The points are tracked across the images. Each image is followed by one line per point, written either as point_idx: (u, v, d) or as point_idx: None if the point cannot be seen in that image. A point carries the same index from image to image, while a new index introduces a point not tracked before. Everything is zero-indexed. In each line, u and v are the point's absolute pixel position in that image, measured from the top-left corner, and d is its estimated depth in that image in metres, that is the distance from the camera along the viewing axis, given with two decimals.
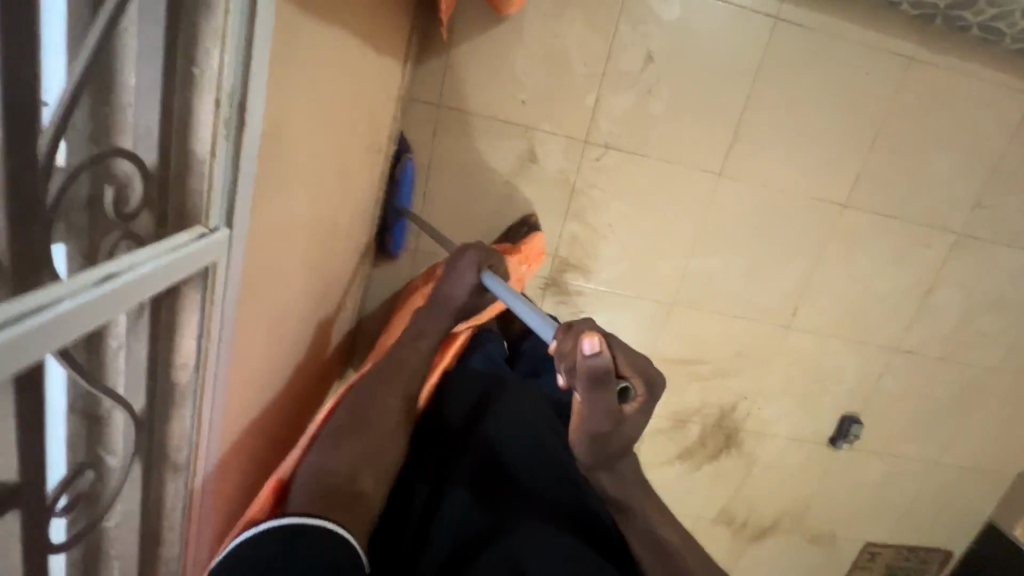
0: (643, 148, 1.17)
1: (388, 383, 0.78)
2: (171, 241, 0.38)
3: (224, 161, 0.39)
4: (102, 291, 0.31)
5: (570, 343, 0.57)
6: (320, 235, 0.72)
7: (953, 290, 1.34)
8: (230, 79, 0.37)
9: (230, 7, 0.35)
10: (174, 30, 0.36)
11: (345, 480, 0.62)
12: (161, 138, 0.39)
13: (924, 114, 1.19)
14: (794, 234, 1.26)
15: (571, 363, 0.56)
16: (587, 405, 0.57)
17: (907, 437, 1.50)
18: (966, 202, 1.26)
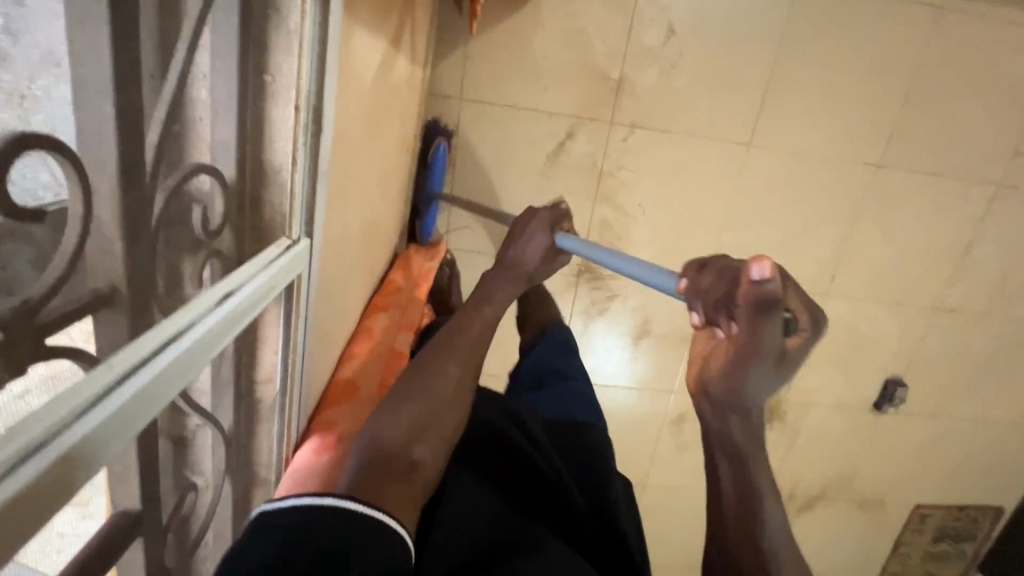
0: (670, 125, 1.14)
1: (448, 346, 0.60)
2: (262, 256, 0.39)
3: (305, 168, 0.38)
4: (207, 323, 0.32)
5: (713, 277, 0.49)
6: (370, 240, 0.71)
7: (994, 244, 1.31)
8: (306, 82, 0.36)
9: (307, 7, 0.34)
10: (247, 40, 0.36)
11: (400, 450, 0.47)
12: (239, 151, 0.38)
13: (958, 64, 1.15)
14: (829, 200, 1.24)
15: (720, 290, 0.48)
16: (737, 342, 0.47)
17: (952, 397, 1.48)
18: (1005, 152, 1.23)
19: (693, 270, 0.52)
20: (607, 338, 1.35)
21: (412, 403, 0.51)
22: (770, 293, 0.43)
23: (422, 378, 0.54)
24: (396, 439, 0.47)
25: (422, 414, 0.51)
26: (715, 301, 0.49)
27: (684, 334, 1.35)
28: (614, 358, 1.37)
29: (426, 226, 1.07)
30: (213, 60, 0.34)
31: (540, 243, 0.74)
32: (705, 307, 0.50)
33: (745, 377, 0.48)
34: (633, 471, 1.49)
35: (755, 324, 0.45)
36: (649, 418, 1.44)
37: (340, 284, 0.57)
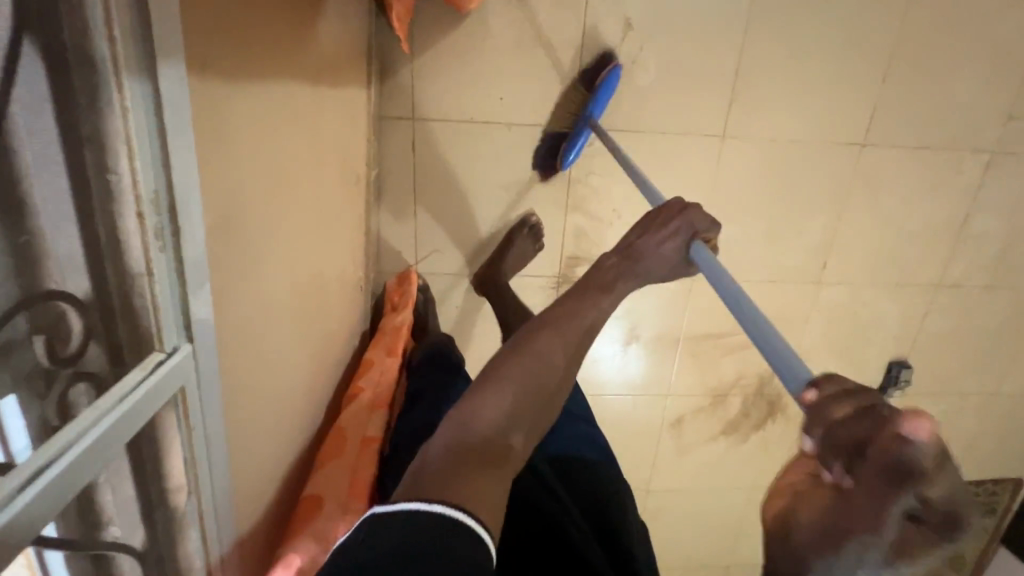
0: (636, 124, 1.08)
1: (553, 330, 0.56)
2: (122, 383, 0.34)
3: (167, 270, 0.35)
4: (38, 485, 0.27)
5: (850, 409, 0.36)
6: (312, 295, 0.67)
7: (993, 213, 1.24)
8: (148, 182, 0.32)
9: (129, 102, 0.30)
10: (74, 142, 0.31)
11: (493, 433, 0.49)
12: (90, 260, 0.34)
13: (939, 28, 1.07)
14: (813, 184, 1.17)
15: (852, 431, 0.35)
16: (843, 498, 0.35)
17: (961, 374, 1.42)
18: (997, 117, 1.16)
19: (825, 383, 0.39)
20: (596, 348, 1.30)
21: (510, 390, 0.51)
22: (917, 465, 0.32)
23: (529, 355, 0.54)
24: (491, 423, 0.49)
25: (522, 401, 0.51)
26: (842, 446, 0.35)
27: (675, 335, 1.30)
28: (605, 366, 1.32)
29: (467, 168, 1.05)
30: (34, 173, 0.31)
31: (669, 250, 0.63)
32: (822, 442, 0.37)
33: (844, 552, 0.36)
34: (637, 477, 1.46)
35: (881, 503, 0.33)
36: (647, 424, 1.40)
37: (267, 361, 0.52)
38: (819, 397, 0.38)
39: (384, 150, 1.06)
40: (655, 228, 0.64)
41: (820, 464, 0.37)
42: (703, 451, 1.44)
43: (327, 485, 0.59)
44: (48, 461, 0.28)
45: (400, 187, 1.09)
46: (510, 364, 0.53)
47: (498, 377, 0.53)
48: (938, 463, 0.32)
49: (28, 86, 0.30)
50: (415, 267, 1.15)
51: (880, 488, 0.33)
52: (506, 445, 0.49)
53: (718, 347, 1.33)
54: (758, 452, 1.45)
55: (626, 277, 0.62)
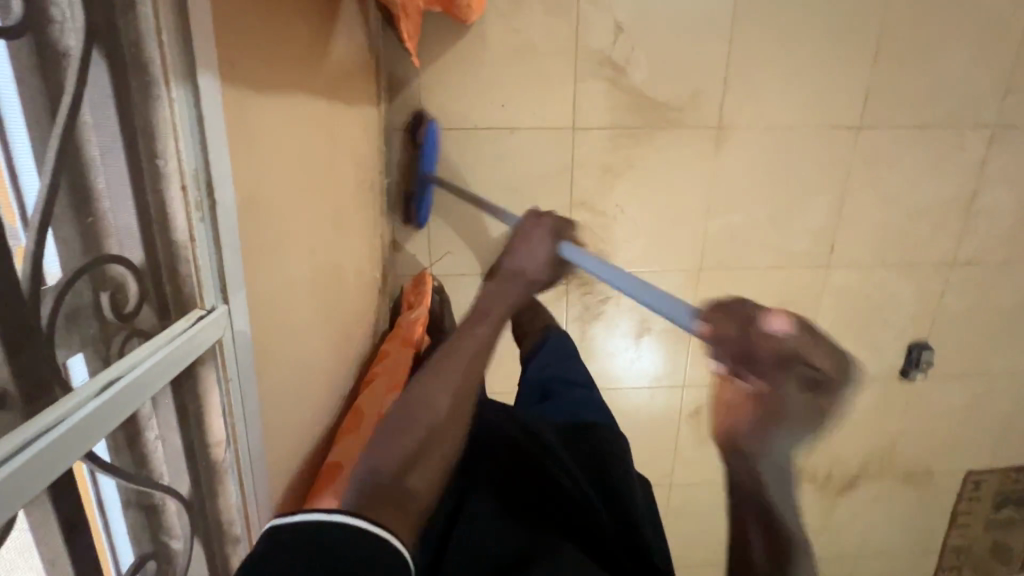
0: (633, 121, 1.13)
1: (440, 369, 0.58)
2: (167, 333, 0.40)
3: (206, 239, 0.41)
4: (97, 403, 0.33)
5: (732, 320, 0.48)
6: (331, 285, 0.73)
7: (1001, 187, 1.24)
8: (190, 162, 0.39)
9: (173, 97, 0.37)
10: (132, 131, 0.38)
11: (394, 480, 0.49)
12: (144, 236, 0.40)
13: (927, 8, 1.10)
14: (814, 168, 1.20)
15: (738, 342, 0.47)
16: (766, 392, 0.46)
17: (985, 353, 1.40)
18: (995, 92, 1.17)
19: (712, 313, 0.50)
20: (609, 342, 1.33)
21: (396, 439, 0.51)
22: (785, 351, 0.45)
23: (418, 397, 0.55)
24: (390, 470, 0.49)
25: (415, 443, 0.52)
26: (734, 352, 0.48)
27: None
28: (620, 359, 1.35)
29: (421, 207, 1.14)
30: (103, 156, 0.37)
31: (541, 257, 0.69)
32: (727, 355, 0.48)
33: (775, 439, 0.48)
34: (658, 472, 1.46)
35: (776, 384, 0.46)
36: (665, 416, 1.41)
37: (291, 336, 0.58)
38: (711, 326, 0.50)
39: (396, 161, 1.14)
40: (524, 242, 0.71)
41: (738, 376, 0.48)
42: None
43: (347, 455, 0.65)
44: (111, 381, 0.35)
45: (413, 194, 1.16)
46: (405, 408, 0.54)
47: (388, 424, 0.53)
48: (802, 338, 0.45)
49: (96, 84, 0.36)
50: (429, 268, 1.21)
51: (769, 368, 0.46)
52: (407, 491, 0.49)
53: None
54: None
55: (501, 292, 0.67)
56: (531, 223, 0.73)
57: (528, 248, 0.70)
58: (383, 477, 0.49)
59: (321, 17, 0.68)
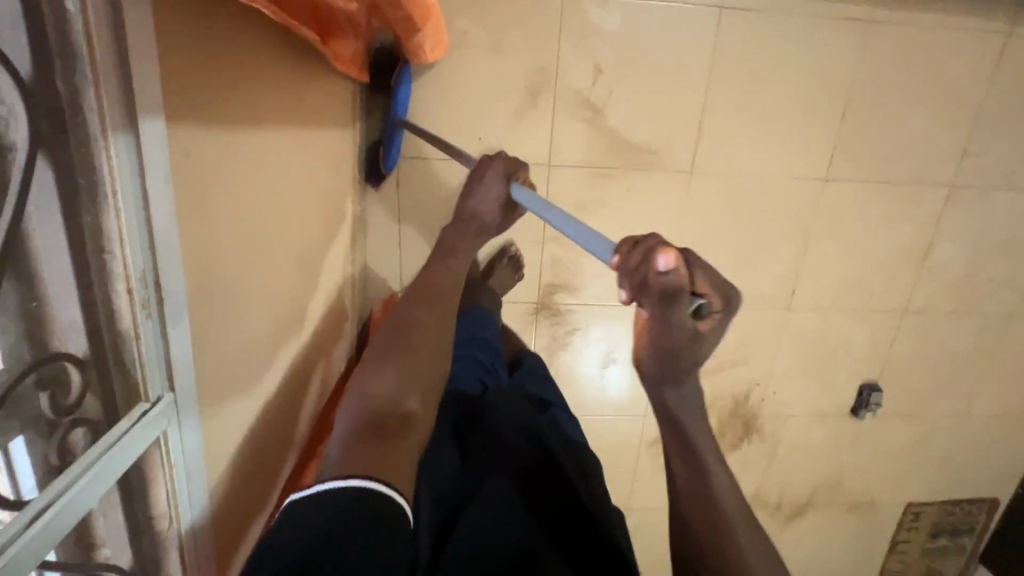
0: (609, 162, 1.15)
1: (420, 310, 0.81)
2: (112, 431, 0.41)
3: (154, 334, 0.42)
4: (39, 525, 0.34)
5: (638, 257, 0.54)
6: (291, 330, 0.73)
7: (954, 243, 1.30)
8: (138, 265, 0.40)
9: (122, 206, 0.38)
10: (78, 233, 0.38)
11: (388, 403, 0.70)
12: (90, 325, 0.40)
13: (895, 71, 1.13)
14: (780, 215, 1.23)
15: (637, 274, 0.53)
16: (654, 318, 0.55)
17: (931, 396, 1.47)
18: (954, 154, 1.21)
19: (625, 248, 0.56)
20: (576, 370, 1.35)
21: (389, 370, 0.73)
22: (675, 283, 0.52)
23: (402, 334, 0.78)
24: (385, 393, 0.71)
25: (406, 372, 0.74)
26: (634, 283, 0.54)
27: None
28: (586, 388, 1.38)
29: (387, 157, 1.07)
30: (45, 256, 0.37)
31: (491, 198, 0.86)
32: (629, 287, 0.55)
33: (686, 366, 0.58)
34: (617, 496, 1.50)
35: (666, 311, 0.53)
36: (627, 443, 1.45)
37: (246, 393, 0.59)
38: (622, 259, 0.56)
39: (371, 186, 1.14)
40: (478, 188, 0.87)
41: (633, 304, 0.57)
42: None
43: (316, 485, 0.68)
44: (57, 494, 0.36)
45: (387, 219, 1.16)
46: (392, 341, 0.77)
47: (387, 352, 0.76)
48: (684, 274, 0.52)
49: (41, 185, 0.36)
50: (399, 292, 1.21)
51: (656, 297, 0.53)
52: (399, 404, 0.70)
53: None
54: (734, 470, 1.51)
55: (461, 236, 0.89)
56: (483, 167, 0.87)
57: (479, 192, 0.86)
58: (388, 396, 0.71)
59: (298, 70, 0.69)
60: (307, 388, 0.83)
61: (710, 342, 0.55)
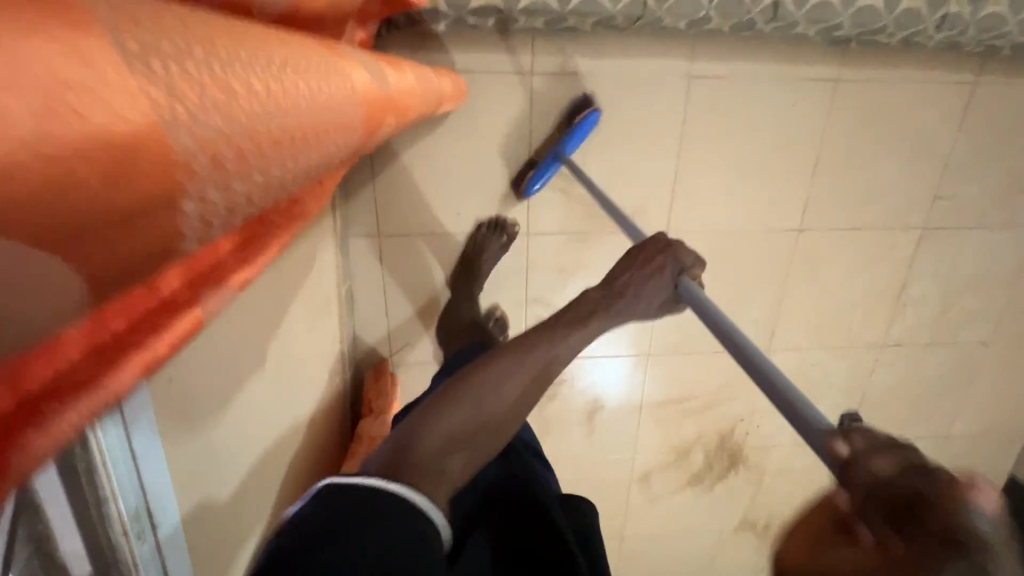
0: (586, 227, 1.18)
1: (508, 362, 0.57)
2: None
3: (150, 554, 0.50)
4: None
5: (891, 465, 0.34)
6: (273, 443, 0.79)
7: (928, 281, 1.33)
8: (129, 500, 0.47)
9: (110, 466, 0.44)
10: (75, 490, 0.44)
11: (430, 461, 0.51)
12: (92, 556, 0.47)
13: (863, 125, 1.15)
14: (756, 266, 1.27)
15: (891, 489, 0.33)
16: (890, 553, 0.31)
17: (911, 420, 1.52)
18: (925, 198, 1.24)
19: (858, 440, 0.36)
20: (565, 415, 1.40)
21: (452, 415, 0.54)
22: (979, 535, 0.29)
23: (488, 377, 0.56)
24: (434, 444, 0.52)
25: (470, 426, 0.54)
26: (881, 503, 0.33)
27: (638, 401, 1.40)
28: (574, 432, 1.42)
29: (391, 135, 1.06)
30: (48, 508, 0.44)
31: (656, 293, 0.63)
32: (867, 495, 0.33)
33: None
34: (611, 527, 1.56)
35: (928, 557, 0.30)
36: (617, 480, 1.50)
37: (230, 523, 0.66)
38: (857, 449, 0.36)
39: (354, 262, 1.17)
40: (644, 266, 0.63)
41: (853, 512, 0.34)
42: (671, 500, 1.54)
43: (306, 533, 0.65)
44: None
45: (373, 291, 1.20)
46: (473, 380, 0.56)
47: (462, 383, 0.56)
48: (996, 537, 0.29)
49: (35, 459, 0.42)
50: (389, 358, 1.26)
51: (930, 538, 0.30)
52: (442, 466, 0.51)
53: (678, 410, 1.43)
54: (722, 499, 1.56)
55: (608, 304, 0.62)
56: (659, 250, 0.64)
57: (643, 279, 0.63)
58: (429, 455, 0.51)
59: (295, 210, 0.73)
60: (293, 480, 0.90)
61: None
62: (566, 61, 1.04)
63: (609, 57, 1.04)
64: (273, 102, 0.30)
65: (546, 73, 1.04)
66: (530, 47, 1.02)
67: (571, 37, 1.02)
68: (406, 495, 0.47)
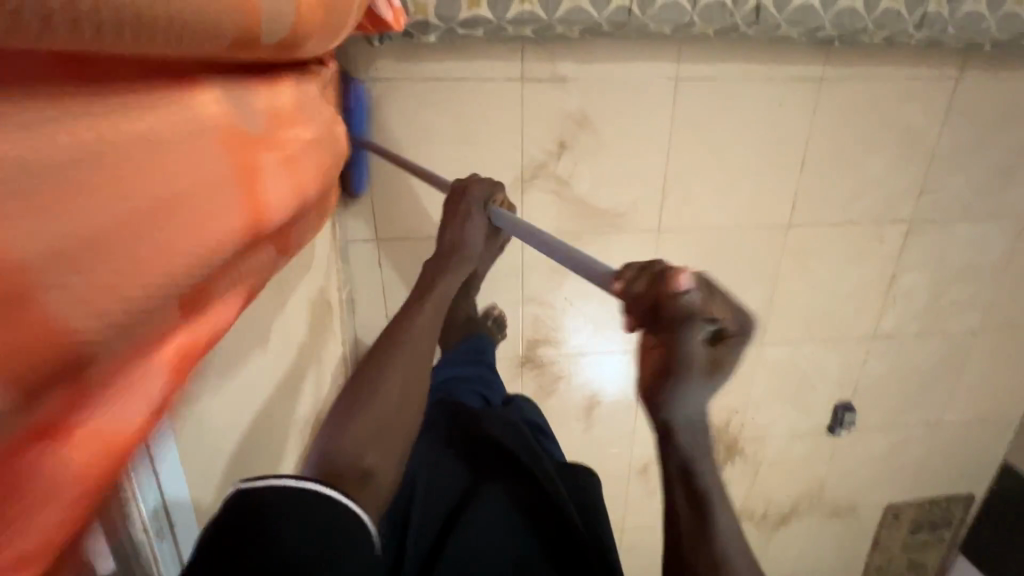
0: (578, 227, 1.21)
1: (393, 357, 0.66)
2: None
3: (169, 544, 0.54)
4: None
5: (645, 281, 0.51)
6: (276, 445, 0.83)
7: (917, 273, 1.36)
8: (145, 498, 0.50)
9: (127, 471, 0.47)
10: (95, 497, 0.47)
11: (352, 465, 0.56)
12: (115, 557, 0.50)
13: (849, 122, 1.18)
14: (747, 261, 1.29)
15: (647, 296, 0.51)
16: (668, 345, 0.51)
17: (903, 409, 1.55)
18: (911, 192, 1.26)
19: (628, 273, 0.53)
20: (562, 410, 1.43)
21: (347, 422, 0.60)
22: (690, 304, 0.49)
23: (370, 382, 0.63)
24: (351, 447, 0.57)
25: (373, 426, 0.60)
26: (643, 315, 0.52)
27: (635, 396, 1.43)
28: (572, 426, 1.46)
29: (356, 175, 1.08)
30: None
31: (474, 241, 0.78)
32: (638, 314, 0.52)
33: (682, 392, 0.52)
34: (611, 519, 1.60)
35: (682, 337, 0.50)
36: (616, 473, 1.54)
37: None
38: (624, 284, 0.52)
39: (353, 266, 1.20)
40: (455, 219, 0.78)
41: (647, 333, 0.53)
42: None
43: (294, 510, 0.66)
44: None
45: (372, 294, 1.23)
46: (353, 393, 0.63)
47: (352, 397, 0.63)
48: (699, 298, 0.50)
49: None
50: None
51: (673, 321, 0.50)
52: (364, 467, 0.57)
53: None
54: None
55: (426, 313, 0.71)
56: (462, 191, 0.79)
57: (466, 235, 0.77)
58: (349, 462, 0.56)
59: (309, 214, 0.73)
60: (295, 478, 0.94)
61: (728, 369, 0.53)
62: (556, 67, 1.06)
63: (597, 62, 1.07)
64: (184, 121, 0.32)
65: (536, 79, 1.07)
66: (520, 54, 1.05)
67: (560, 44, 1.05)
68: (321, 491, 0.48)
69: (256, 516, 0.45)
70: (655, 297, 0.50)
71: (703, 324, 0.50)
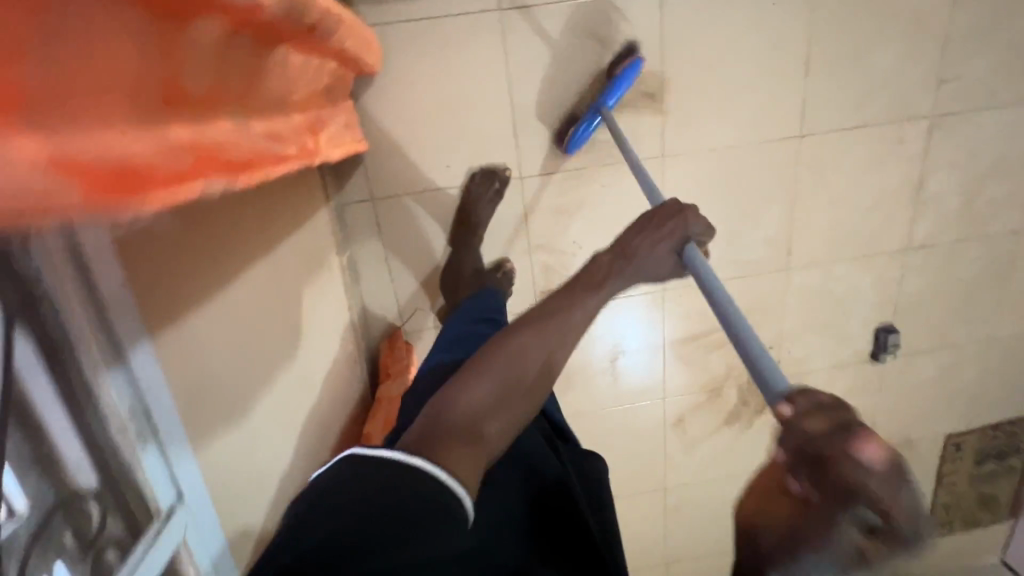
0: (578, 161, 1.15)
1: (539, 334, 0.70)
2: (147, 536, 0.53)
3: (161, 471, 0.54)
4: None
5: (824, 422, 0.42)
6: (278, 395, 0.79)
7: (947, 172, 1.27)
8: (130, 421, 0.51)
9: (109, 383, 0.49)
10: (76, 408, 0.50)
11: (469, 423, 0.62)
12: (101, 472, 0.52)
13: (850, 13, 1.11)
14: (760, 182, 1.22)
15: (817, 441, 0.41)
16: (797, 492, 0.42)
17: (948, 327, 1.45)
18: (928, 84, 1.18)
19: (798, 400, 0.44)
20: (587, 366, 1.37)
21: (484, 382, 0.66)
22: (857, 469, 0.39)
23: (508, 357, 0.68)
24: (467, 413, 0.63)
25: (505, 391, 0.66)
26: (800, 457, 0.42)
27: (661, 341, 1.36)
28: (599, 381, 1.39)
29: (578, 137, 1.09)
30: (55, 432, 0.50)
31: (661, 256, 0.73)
32: (796, 459, 0.42)
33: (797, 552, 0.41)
34: (652, 477, 1.52)
35: (822, 501, 0.40)
36: (651, 427, 1.46)
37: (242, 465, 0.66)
38: (793, 411, 0.44)
39: (351, 232, 1.17)
40: (648, 236, 0.75)
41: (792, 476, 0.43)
42: (709, 443, 1.50)
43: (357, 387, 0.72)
44: None
45: (374, 259, 1.20)
46: (501, 356, 0.68)
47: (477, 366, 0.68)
48: (889, 471, 0.39)
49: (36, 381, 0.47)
50: (402, 328, 1.26)
51: (823, 481, 0.40)
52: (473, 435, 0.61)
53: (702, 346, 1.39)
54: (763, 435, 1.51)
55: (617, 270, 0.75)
56: (664, 216, 0.75)
57: (642, 245, 0.74)
58: (456, 425, 0.61)
59: (311, 110, 0.74)
60: (311, 439, 0.91)
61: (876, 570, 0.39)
62: None
63: None
64: None
65: (514, 8, 1.03)
66: None
67: None
68: (431, 470, 0.54)
69: (342, 489, 0.53)
70: (831, 446, 0.40)
71: (869, 513, 0.38)
